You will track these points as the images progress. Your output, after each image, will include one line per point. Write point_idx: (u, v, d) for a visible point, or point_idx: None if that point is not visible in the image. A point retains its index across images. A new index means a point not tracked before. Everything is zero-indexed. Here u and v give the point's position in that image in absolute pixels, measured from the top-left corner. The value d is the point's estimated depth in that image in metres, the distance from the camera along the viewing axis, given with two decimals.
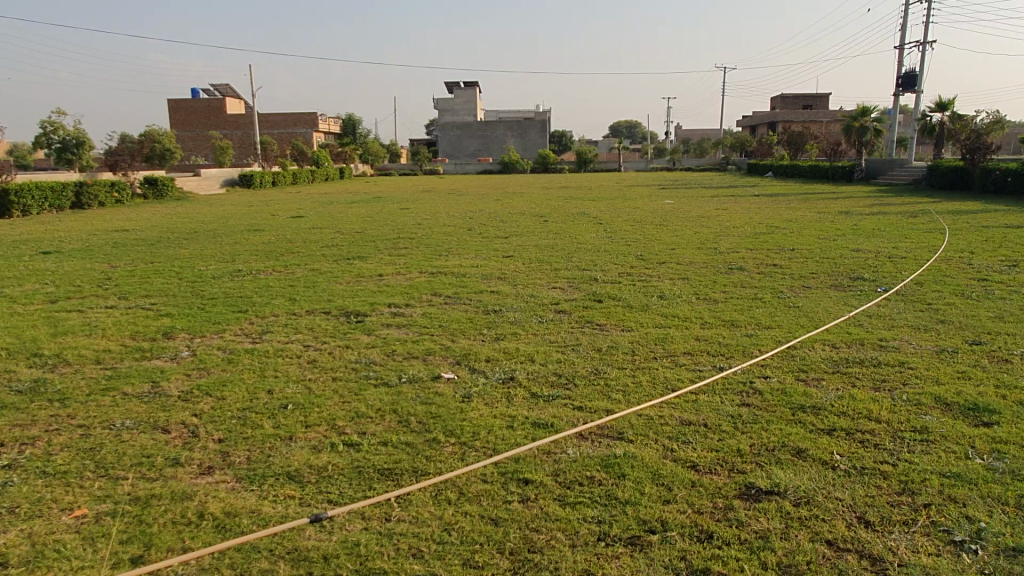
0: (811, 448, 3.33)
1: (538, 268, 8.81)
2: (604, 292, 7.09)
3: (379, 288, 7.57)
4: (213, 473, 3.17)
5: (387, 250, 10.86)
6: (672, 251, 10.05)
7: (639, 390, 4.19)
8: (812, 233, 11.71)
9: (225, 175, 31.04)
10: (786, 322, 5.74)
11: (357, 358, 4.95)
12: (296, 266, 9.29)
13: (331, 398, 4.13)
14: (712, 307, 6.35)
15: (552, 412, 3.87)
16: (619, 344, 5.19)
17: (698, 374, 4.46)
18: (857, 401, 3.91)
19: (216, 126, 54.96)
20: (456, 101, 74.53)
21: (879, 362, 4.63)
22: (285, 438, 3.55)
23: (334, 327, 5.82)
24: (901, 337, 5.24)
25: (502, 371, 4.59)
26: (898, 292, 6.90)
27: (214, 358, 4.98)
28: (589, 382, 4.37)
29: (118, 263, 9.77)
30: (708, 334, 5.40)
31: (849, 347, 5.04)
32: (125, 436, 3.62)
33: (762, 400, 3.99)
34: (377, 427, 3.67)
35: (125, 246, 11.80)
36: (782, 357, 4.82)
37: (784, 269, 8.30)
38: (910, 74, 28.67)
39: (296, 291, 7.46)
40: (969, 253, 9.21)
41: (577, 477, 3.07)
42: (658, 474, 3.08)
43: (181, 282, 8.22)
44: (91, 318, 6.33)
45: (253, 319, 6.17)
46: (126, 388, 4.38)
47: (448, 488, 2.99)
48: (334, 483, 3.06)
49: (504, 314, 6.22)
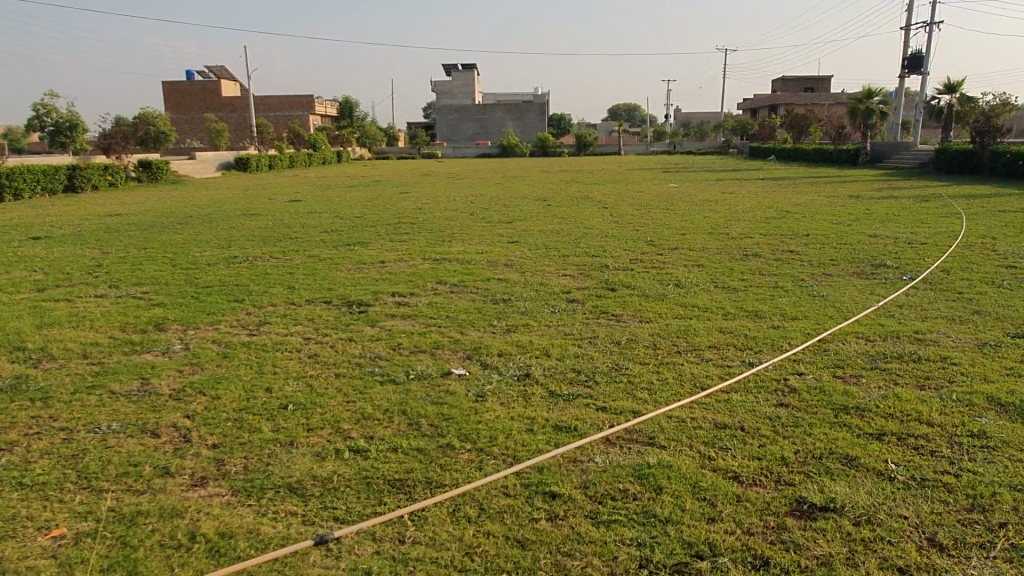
0: (862, 456, 3.04)
1: (546, 254, 8.50)
2: (617, 280, 6.77)
3: (381, 276, 7.25)
4: (206, 486, 2.87)
5: (388, 235, 10.55)
6: (683, 236, 9.74)
7: (666, 389, 3.89)
8: (824, 217, 11.43)
9: (220, 157, 30.61)
10: (814, 313, 5.43)
11: (360, 352, 4.65)
12: (295, 253, 8.95)
13: (334, 397, 3.83)
14: (732, 296, 6.05)
15: (574, 413, 3.57)
16: (639, 336, 4.90)
17: (727, 371, 4.16)
18: (903, 401, 3.62)
19: (213, 109, 54.30)
20: (455, 83, 73.85)
21: (919, 357, 4.34)
22: (285, 444, 3.26)
23: (336, 318, 5.52)
24: (938, 329, 4.95)
25: (517, 367, 4.29)
26: (926, 280, 6.60)
27: (210, 352, 4.66)
28: (611, 379, 4.07)
29: (109, 249, 9.42)
30: (732, 325, 5.12)
31: (883, 340, 4.74)
32: (110, 441, 3.32)
33: (800, 400, 3.70)
34: (385, 431, 3.37)
35: (118, 231, 11.44)
36: (815, 351, 4.52)
37: (802, 256, 7.99)
38: (916, 56, 28.27)
39: (294, 279, 7.15)
40: (992, 239, 8.91)
41: (608, 490, 2.78)
42: (698, 487, 2.79)
43: (174, 269, 7.89)
44: (79, 307, 6.01)
45: (250, 310, 5.86)
46: (114, 386, 4.08)
47: (467, 503, 2.71)
48: (341, 497, 2.77)
49: (514, 304, 5.90)
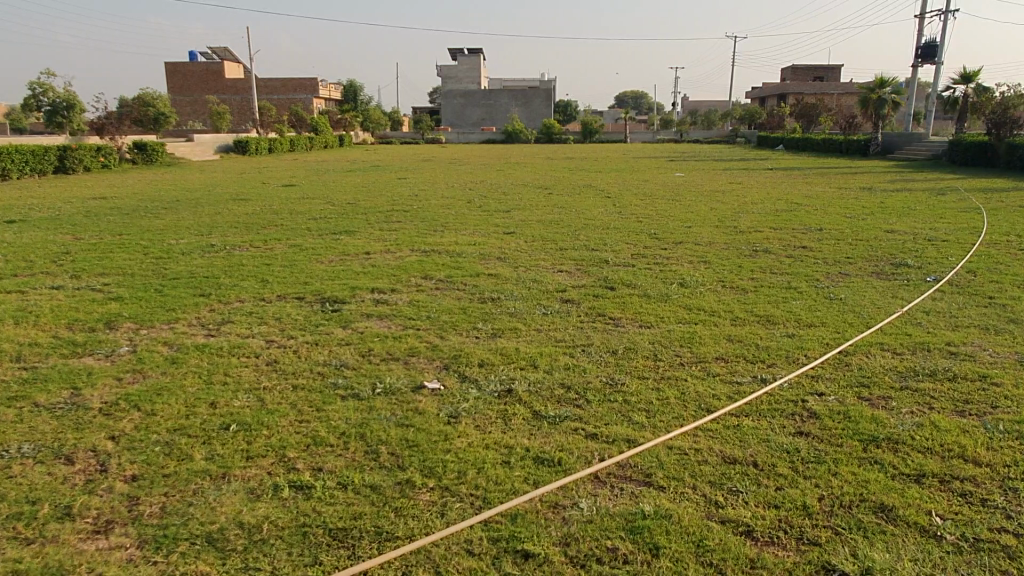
0: (900, 506, 2.54)
1: (543, 247, 7.99)
2: (616, 277, 6.26)
3: (363, 269, 6.74)
4: (109, 536, 2.40)
5: (378, 223, 10.07)
6: (688, 229, 9.24)
7: (667, 411, 3.38)
8: (838, 211, 10.88)
9: (219, 140, 30.03)
10: (831, 320, 4.92)
11: (325, 359, 4.14)
12: (276, 241, 8.44)
13: (286, 416, 3.33)
14: (741, 297, 5.54)
15: (559, 442, 3.07)
16: (637, 345, 4.38)
17: (737, 389, 3.65)
18: (942, 434, 3.12)
19: (214, 90, 53.59)
20: (460, 67, 72.98)
21: (955, 376, 3.82)
22: (216, 477, 2.77)
23: (307, 317, 5.03)
24: (972, 342, 4.43)
25: (498, 381, 3.78)
26: (952, 283, 6.06)
27: (156, 357, 4.16)
28: (604, 398, 3.57)
29: (83, 235, 8.92)
30: (742, 333, 4.60)
31: (912, 354, 4.21)
32: (13, 470, 2.84)
33: (822, 428, 3.20)
34: (336, 462, 2.88)
35: (97, 215, 10.94)
36: (836, 366, 4.00)
37: (816, 252, 7.47)
38: (930, 45, 27.47)
39: (270, 271, 6.66)
40: (1016, 237, 8.36)
41: (595, 550, 2.29)
42: (702, 548, 2.30)
43: (146, 257, 7.40)
44: (30, 301, 5.52)
45: (215, 306, 5.37)
46: (39, 397, 3.58)
47: (421, 564, 2.23)
48: (270, 553, 2.29)
49: (502, 304, 5.40)
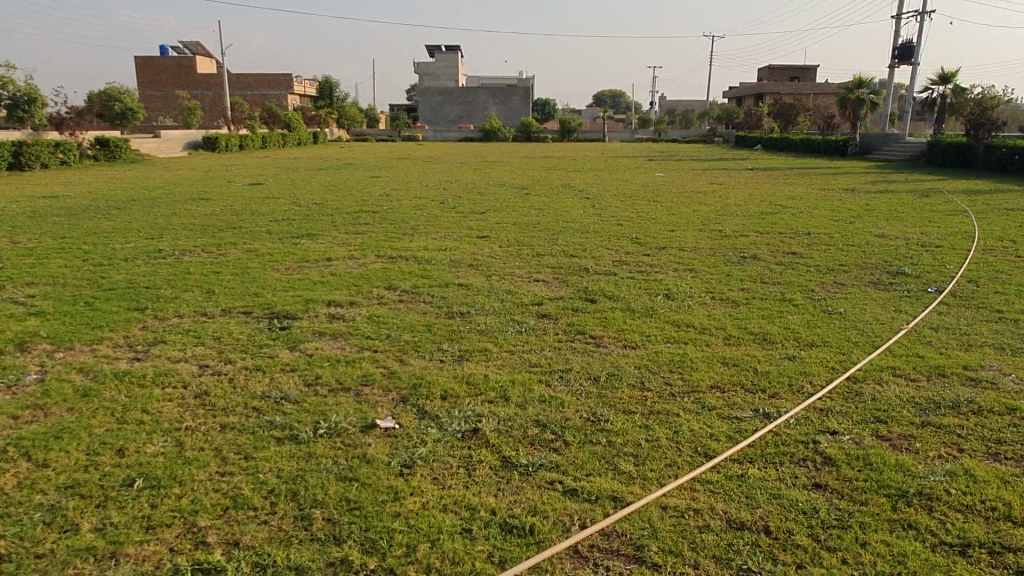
0: None
1: (517, 253, 7.48)
2: (597, 288, 5.77)
3: (322, 278, 6.18)
4: None
5: (344, 225, 9.49)
6: (670, 232, 8.79)
7: (658, 458, 2.88)
8: (823, 213, 10.51)
9: (187, 136, 29.14)
10: (835, 338, 4.45)
11: (263, 391, 3.58)
12: (231, 246, 7.83)
13: (206, 467, 2.78)
14: (733, 312, 5.07)
15: (532, 502, 2.55)
16: (621, 370, 3.88)
17: (738, 427, 3.15)
18: (982, 486, 2.65)
19: (185, 86, 52.43)
20: (437, 65, 72.25)
21: (981, 409, 3.35)
22: (102, 558, 2.21)
23: (250, 337, 4.47)
24: (992, 365, 3.98)
25: (463, 419, 3.25)
26: (956, 294, 5.65)
27: (65, 389, 3.57)
28: (586, 440, 3.05)
29: (22, 238, 8.26)
30: (739, 354, 4.12)
31: (930, 382, 3.74)
32: None
33: (841, 479, 2.72)
34: (259, 534, 2.34)
35: (43, 215, 10.23)
36: (846, 396, 3.53)
37: (807, 259, 7.05)
38: (908, 45, 27.33)
39: (218, 280, 6.06)
40: (1010, 242, 8.02)
41: None
42: None
43: (84, 264, 6.77)
44: None
45: (148, 323, 4.79)
46: None
47: None
48: None
49: (472, 320, 4.87)
